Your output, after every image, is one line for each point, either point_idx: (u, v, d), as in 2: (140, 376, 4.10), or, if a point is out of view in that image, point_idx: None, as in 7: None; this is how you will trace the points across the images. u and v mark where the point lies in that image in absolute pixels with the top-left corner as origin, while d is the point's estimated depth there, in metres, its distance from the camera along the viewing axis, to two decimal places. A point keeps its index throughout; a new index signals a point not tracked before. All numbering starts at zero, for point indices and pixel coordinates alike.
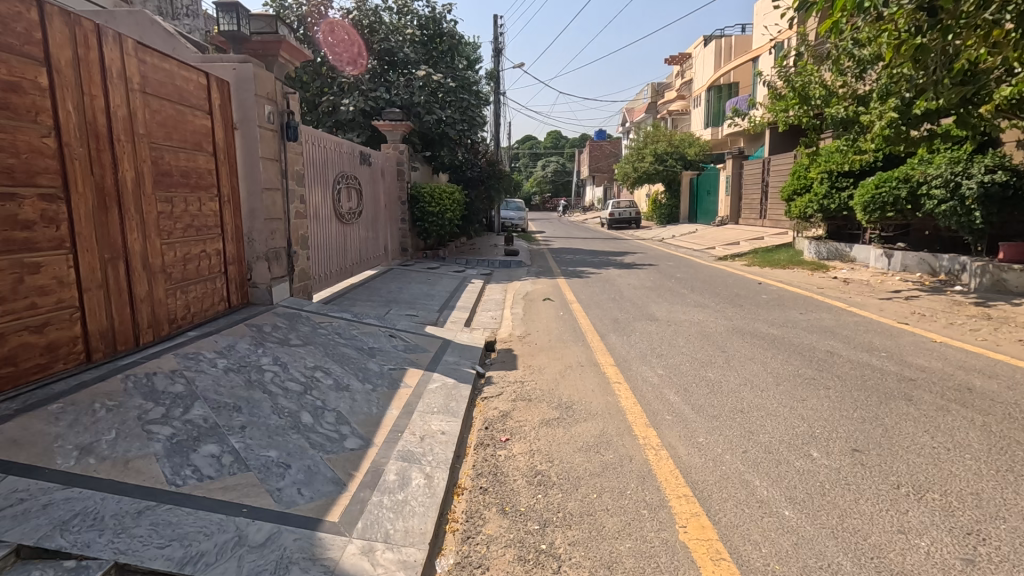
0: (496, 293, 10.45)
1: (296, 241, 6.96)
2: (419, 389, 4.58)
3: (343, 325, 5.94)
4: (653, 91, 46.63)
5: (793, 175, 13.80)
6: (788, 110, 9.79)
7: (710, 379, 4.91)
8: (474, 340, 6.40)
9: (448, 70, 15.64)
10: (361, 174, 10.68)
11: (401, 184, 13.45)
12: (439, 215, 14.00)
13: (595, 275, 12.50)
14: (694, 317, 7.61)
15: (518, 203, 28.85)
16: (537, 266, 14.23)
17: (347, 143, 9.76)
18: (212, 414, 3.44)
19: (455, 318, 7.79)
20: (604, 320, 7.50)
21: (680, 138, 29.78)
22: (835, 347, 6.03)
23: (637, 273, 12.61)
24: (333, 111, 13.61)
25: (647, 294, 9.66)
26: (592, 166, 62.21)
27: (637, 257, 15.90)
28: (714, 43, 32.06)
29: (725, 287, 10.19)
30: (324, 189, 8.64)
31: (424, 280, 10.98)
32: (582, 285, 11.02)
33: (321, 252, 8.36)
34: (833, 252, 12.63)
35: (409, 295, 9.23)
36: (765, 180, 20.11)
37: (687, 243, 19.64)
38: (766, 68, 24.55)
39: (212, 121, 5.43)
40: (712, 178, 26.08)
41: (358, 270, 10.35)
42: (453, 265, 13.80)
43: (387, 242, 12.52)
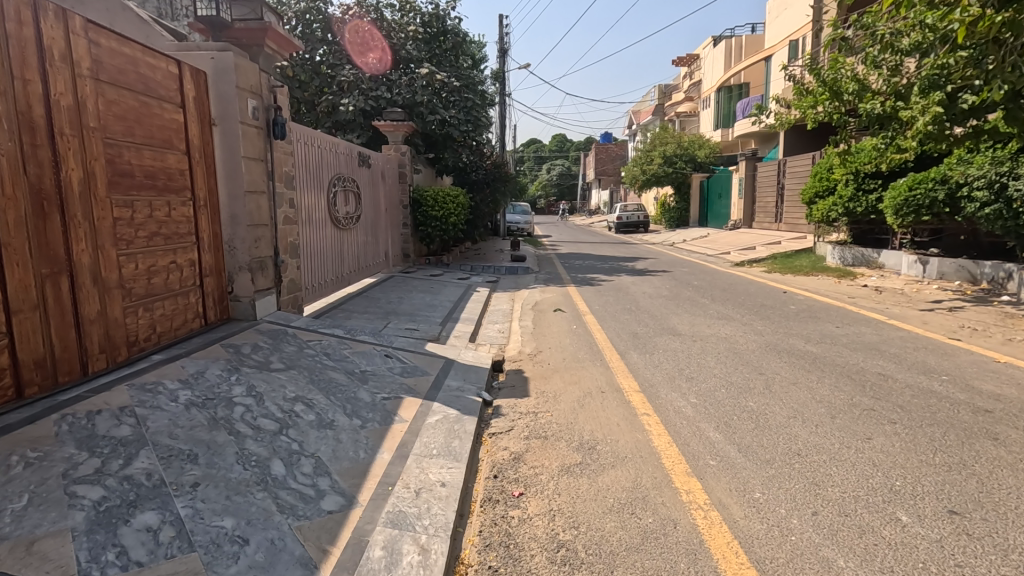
0: (503, 303, 9.81)
1: (285, 249, 6.35)
2: (416, 425, 3.92)
3: (334, 345, 5.31)
4: (660, 93, 45.97)
5: (815, 177, 13.14)
6: (816, 105, 9.10)
7: (753, 411, 4.26)
8: (481, 360, 5.76)
9: (451, 69, 15.05)
10: (360, 177, 10.09)
11: (403, 187, 12.87)
12: (443, 220, 13.39)
13: (606, 282, 11.84)
14: (720, 332, 6.95)
15: (524, 207, 28.20)
16: (545, 273, 13.58)
17: (345, 143, 9.18)
18: (159, 467, 2.80)
19: (458, 333, 7.15)
20: (622, 335, 6.85)
21: (689, 140, 29.03)
22: (887, 368, 5.34)
23: (652, 281, 11.94)
24: (333, 111, 13.03)
25: (664, 304, 8.99)
26: (598, 169, 61.57)
27: (649, 263, 15.24)
28: (725, 43, 31.35)
29: (749, 297, 9.51)
30: (319, 192, 8.02)
31: (427, 288, 10.35)
32: (595, 294, 10.35)
33: (315, 261, 7.76)
34: (859, 258, 11.94)
35: (410, 305, 8.60)
36: (780, 183, 19.41)
37: (700, 248, 18.93)
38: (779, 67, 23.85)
39: (185, 116, 4.82)
40: (723, 181, 25.37)
41: (356, 278, 9.72)
42: (457, 271, 13.17)
43: (387, 248, 11.91)
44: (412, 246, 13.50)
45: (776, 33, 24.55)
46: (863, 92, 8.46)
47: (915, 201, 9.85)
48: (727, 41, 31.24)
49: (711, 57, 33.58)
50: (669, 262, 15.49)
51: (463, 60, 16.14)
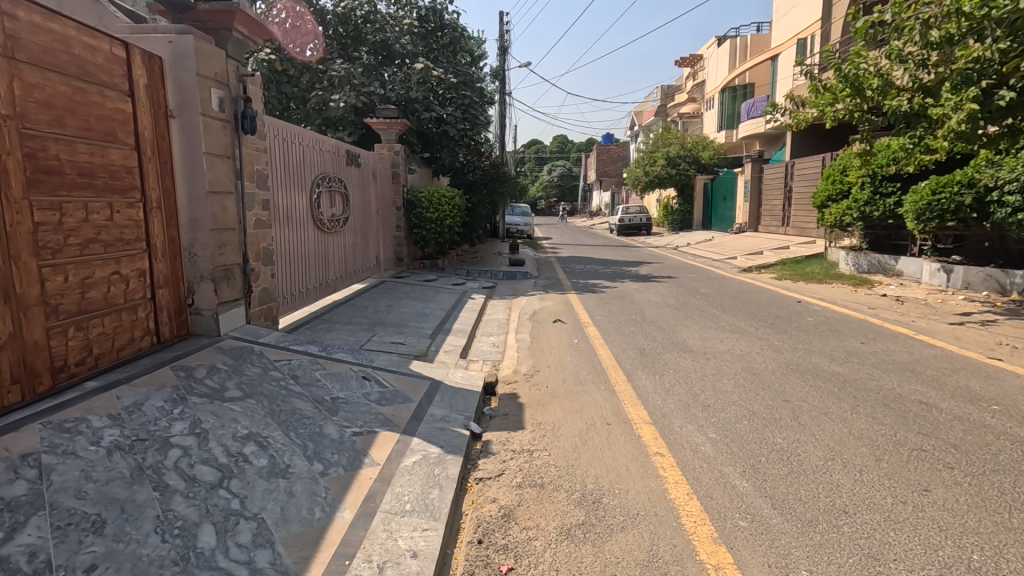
0: (499, 312, 9.22)
1: (257, 255, 5.77)
2: (389, 469, 3.32)
3: (304, 366, 4.71)
4: (663, 93, 45.40)
5: (828, 179, 12.57)
6: (835, 102, 8.47)
7: (783, 450, 3.67)
8: (472, 381, 5.16)
9: (448, 65, 14.48)
10: (349, 177, 9.52)
11: (396, 187, 12.31)
12: (439, 222, 12.81)
13: (609, 289, 11.26)
14: (734, 348, 6.36)
15: (524, 208, 27.61)
16: (545, 278, 12.99)
17: (333, 141, 8.61)
18: (49, 542, 2.22)
19: (449, 347, 6.56)
20: (627, 351, 6.25)
21: (693, 141, 28.18)
22: (927, 395, 4.75)
23: (656, 288, 11.35)
24: (323, 108, 12.42)
25: (672, 315, 8.39)
26: (599, 170, 61.00)
27: (653, 268, 14.65)
28: (730, 42, 30.75)
29: (762, 307, 8.91)
30: (300, 193, 7.43)
31: (419, 295, 9.76)
32: (597, 302, 9.77)
33: (295, 267, 7.19)
34: (875, 265, 11.47)
35: (399, 315, 8.00)
36: (788, 185, 18.81)
37: (705, 252, 18.33)
38: (787, 66, 23.25)
39: (134, 105, 4.24)
40: (728, 183, 24.80)
41: (342, 284, 9.14)
42: (453, 276, 12.60)
43: (379, 252, 11.34)
44: (406, 249, 12.91)
45: (784, 31, 23.95)
46: (887, 88, 7.85)
47: (940, 206, 9.25)
48: (732, 40, 30.65)
49: (716, 57, 32.96)
50: (673, 266, 14.89)
51: (461, 56, 15.56)
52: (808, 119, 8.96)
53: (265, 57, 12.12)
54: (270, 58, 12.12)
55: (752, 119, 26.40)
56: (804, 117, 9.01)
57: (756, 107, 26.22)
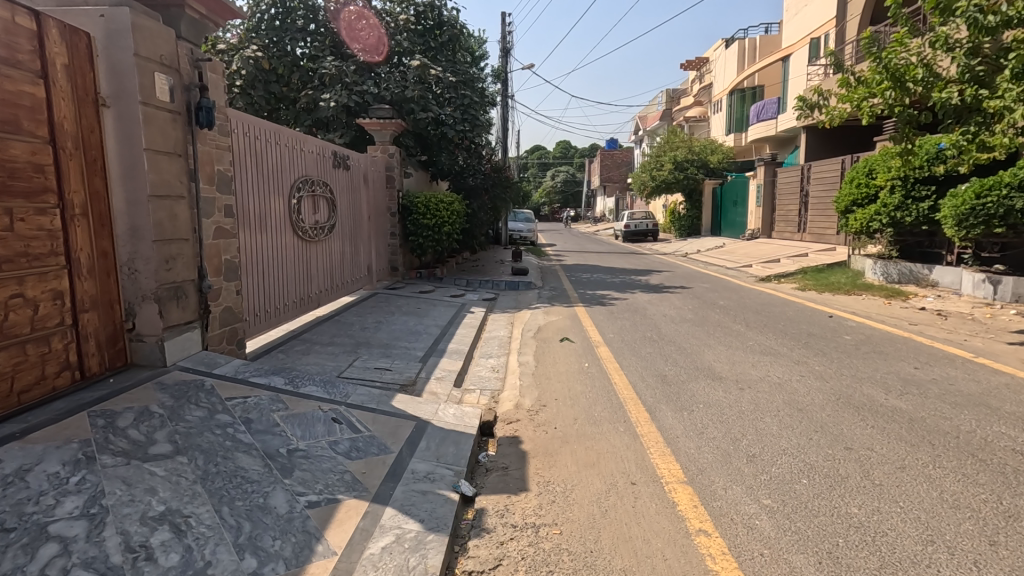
0: (499, 328, 8.40)
1: (218, 270, 4.97)
2: (349, 562, 2.51)
3: (262, 406, 3.90)
4: (668, 98, 44.63)
5: (852, 183, 11.76)
6: (873, 95, 7.48)
7: (863, 527, 2.84)
8: (465, 421, 4.34)
9: (447, 64, 13.73)
10: (337, 180, 8.77)
11: (390, 192, 11.61)
12: (436, 229, 12.02)
13: (619, 301, 10.43)
14: (769, 374, 5.53)
15: (527, 214, 26.80)
16: (550, 288, 12.19)
17: (318, 140, 7.86)
18: None
19: (441, 375, 5.74)
20: (647, 379, 5.43)
21: (701, 145, 27.52)
22: (1018, 440, 3.89)
23: (670, 299, 10.53)
24: (313, 108, 11.70)
25: (691, 332, 7.56)
26: (603, 175, 60.20)
27: (664, 277, 13.82)
28: (738, 44, 29.97)
29: (790, 322, 8.08)
30: (277, 197, 6.65)
31: (413, 309, 8.96)
32: (607, 317, 8.94)
33: (271, 281, 6.42)
34: (906, 274, 10.63)
35: (388, 333, 7.19)
36: (804, 189, 17.95)
37: (717, 260, 17.48)
38: (800, 66, 22.41)
39: (49, 88, 3.46)
40: (738, 187, 23.99)
41: (328, 299, 8.34)
42: (452, 286, 11.81)
43: (371, 261, 10.58)
44: (401, 258, 12.13)
45: (795, 31, 23.15)
46: (933, 80, 7.08)
47: (985, 210, 8.45)
48: (741, 41, 29.85)
49: (723, 59, 32.16)
50: (686, 275, 14.06)
51: (460, 56, 14.81)
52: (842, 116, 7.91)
53: (252, 54, 11.29)
54: (257, 56, 11.30)
55: (763, 122, 25.57)
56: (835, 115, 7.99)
57: (766, 109, 25.40)
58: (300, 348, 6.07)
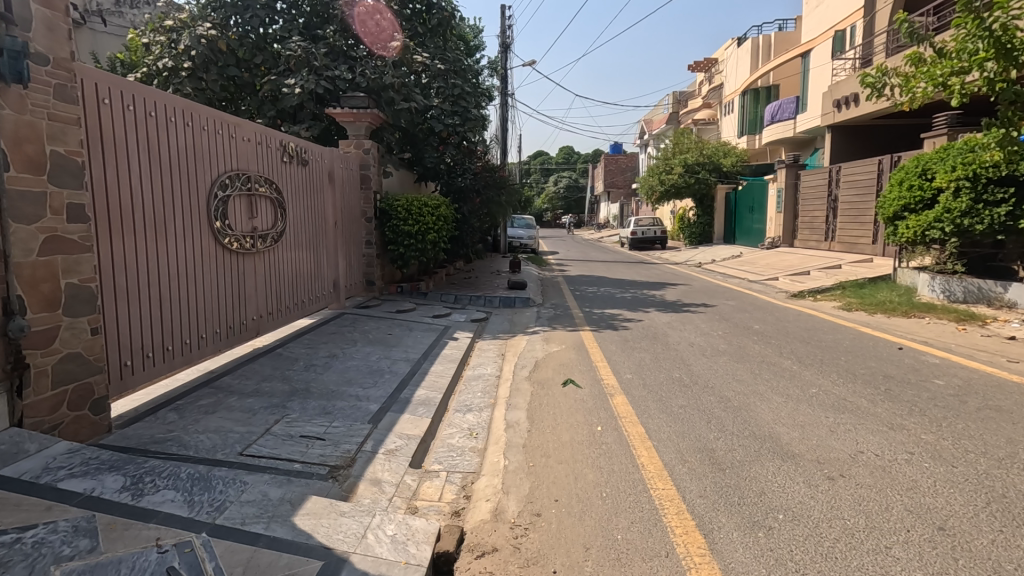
0: (485, 362, 6.74)
1: (53, 301, 3.35)
2: None
3: (43, 551, 2.25)
4: (675, 100, 43.13)
5: (904, 185, 10.13)
6: (968, 69, 5.98)
7: None
8: (409, 555, 2.66)
9: (435, 51, 12.15)
10: (289, 178, 7.18)
11: (367, 195, 10.06)
12: (420, 237, 10.38)
13: (632, 324, 8.79)
14: (861, 451, 3.86)
15: (526, 220, 25.13)
16: (551, 305, 10.58)
17: (257, 125, 6.26)
18: None
19: (394, 446, 4.07)
20: (688, 459, 3.76)
21: (713, 147, 25.75)
22: None
23: (693, 321, 8.89)
24: (277, 96, 10.20)
25: (730, 372, 5.89)
26: (608, 180, 58.59)
27: (680, 292, 12.18)
28: (751, 41, 28.33)
29: (852, 357, 6.43)
30: (187, 195, 5.01)
31: (381, 335, 7.32)
32: (621, 346, 7.30)
33: (172, 309, 4.78)
34: (974, 292, 9.00)
35: (338, 375, 5.54)
36: (833, 194, 16.27)
37: (736, 271, 15.79)
38: (823, 61, 20.74)
39: None
40: (754, 193, 22.31)
41: (271, 325, 6.68)
42: (437, 304, 10.20)
43: (339, 276, 8.96)
44: (379, 270, 10.51)
45: (816, 24, 21.51)
46: None
47: None
48: (754, 39, 28.21)
49: (735, 58, 30.53)
50: (704, 290, 12.42)
51: (451, 43, 13.22)
52: (929, 97, 6.51)
53: (204, 33, 9.70)
54: (210, 35, 9.70)
55: (780, 123, 23.93)
56: (918, 95, 6.56)
57: (784, 109, 23.80)
58: (204, 405, 4.41)
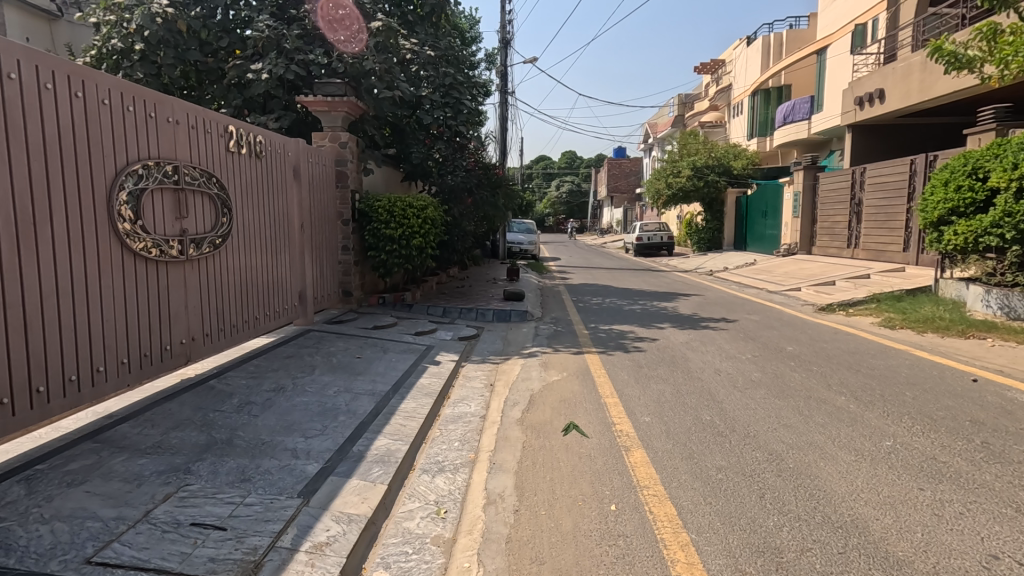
0: (470, 394, 5.54)
1: None
2: None
3: None
4: (680, 103, 42.06)
5: (950, 185, 8.99)
6: None
7: None
8: None
9: (426, 37, 11.07)
10: (240, 172, 6.05)
11: (343, 194, 8.95)
12: (403, 241, 9.19)
13: (644, 343, 7.61)
14: (995, 557, 2.66)
15: (526, 225, 23.89)
16: (552, 320, 9.39)
17: (192, 105, 5.13)
18: None
19: (323, 538, 2.88)
20: (746, 572, 2.57)
21: (723, 149, 24.56)
22: None
23: (716, 340, 7.69)
24: (244, 83, 9.17)
25: (773, 414, 4.69)
26: (611, 185, 57.43)
27: (694, 304, 11.00)
28: (762, 39, 27.16)
29: (920, 393, 5.20)
30: (77, 185, 3.88)
31: (346, 359, 6.16)
32: (633, 373, 6.10)
33: (46, 335, 3.63)
34: None
35: (277, 418, 4.35)
36: (856, 197, 15.07)
37: (752, 281, 14.58)
38: (840, 57, 19.62)
39: None
40: (766, 197, 21.14)
41: (211, 350, 5.50)
42: (422, 318, 9.02)
43: (308, 287, 7.80)
44: (357, 279, 9.36)
45: (833, 18, 20.34)
46: None
47: None
48: (765, 37, 27.04)
49: (745, 57, 29.38)
50: (721, 302, 11.23)
51: (445, 31, 12.14)
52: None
53: (159, 11, 8.53)
54: (167, 13, 8.55)
55: (794, 124, 22.78)
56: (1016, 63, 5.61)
57: (798, 109, 22.65)
58: (73, 470, 3.24)
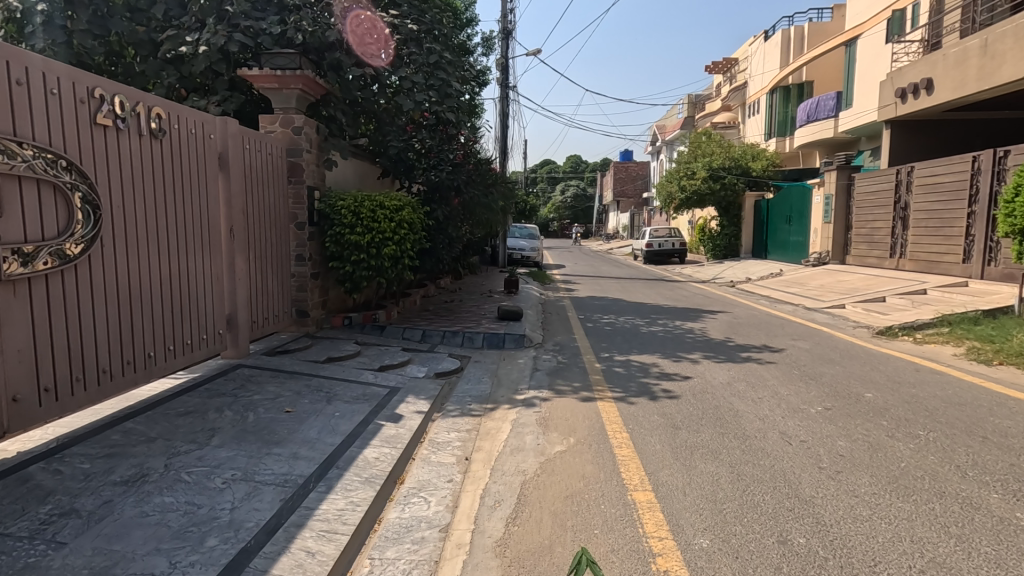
0: (433, 479, 3.78)
1: None
2: None
3: None
4: (690, 104, 40.34)
5: None
6: None
7: None
8: None
9: (408, 8, 9.41)
10: (121, 153, 4.33)
11: (297, 191, 7.27)
12: (373, 250, 7.47)
13: (671, 385, 5.86)
14: None
15: (529, 228, 22.05)
16: (554, 347, 7.64)
17: (14, 48, 3.43)
18: None
19: None
20: None
21: (740, 150, 22.86)
22: None
23: (767, 382, 5.92)
24: (181, 56, 7.52)
25: (906, 536, 2.93)
26: (617, 189, 55.75)
27: (724, 326, 9.26)
28: (782, 33, 25.38)
29: None
30: None
31: (267, 418, 4.41)
32: (666, 438, 4.36)
33: None
34: None
35: (96, 550, 2.61)
36: (901, 200, 13.30)
37: (784, 294, 12.83)
38: (874, 47, 17.88)
39: None
40: (790, 200, 19.36)
41: (58, 411, 3.77)
42: (394, 345, 7.29)
43: (244, 309, 6.07)
44: (317, 295, 7.66)
45: (865, 6, 18.61)
46: None
47: None
48: (784, 30, 25.27)
49: (762, 53, 27.59)
50: (756, 323, 9.47)
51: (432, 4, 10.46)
52: None
53: None
54: None
55: (819, 122, 21.01)
56: None
57: (823, 106, 20.88)
58: None
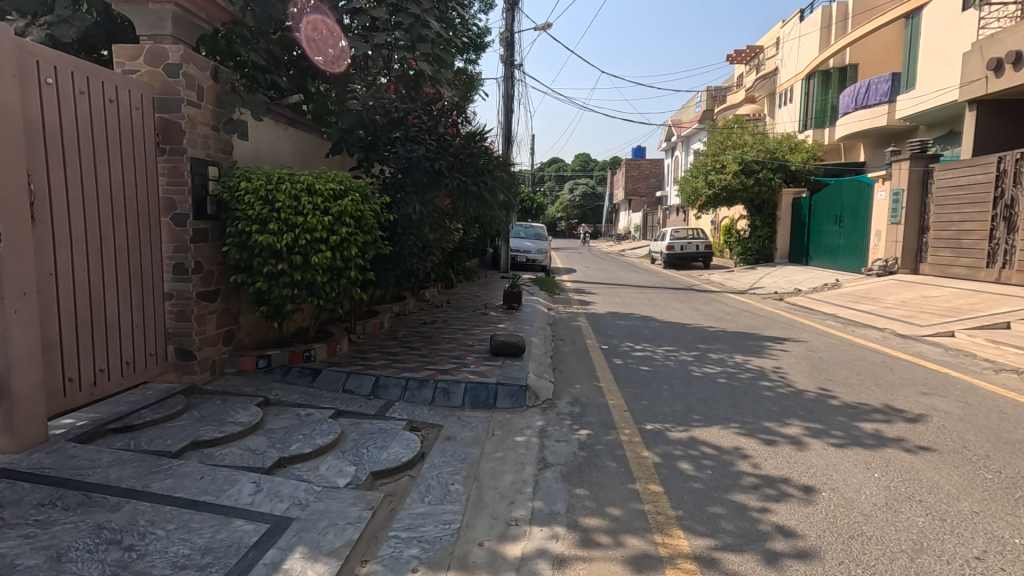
0: None
1: None
2: None
3: None
4: (710, 97, 37.49)
5: None
6: None
7: None
8: None
9: None
10: None
11: (173, 164, 4.66)
12: (295, 256, 4.88)
13: (787, 512, 3.21)
14: None
15: (535, 228, 19.37)
16: (571, 409, 5.00)
17: None
18: None
19: None
20: None
21: (775, 142, 20.09)
22: None
23: (963, 509, 3.25)
24: None
25: None
26: (628, 187, 52.96)
27: (809, 367, 6.57)
28: (821, 11, 22.56)
29: None
30: None
31: None
32: None
33: None
34: None
35: None
36: (1004, 195, 10.69)
37: (857, 313, 10.14)
38: (947, 15, 15.15)
39: None
40: (839, 197, 16.67)
41: None
42: (323, 406, 4.65)
43: (35, 365, 3.43)
44: (214, 325, 5.06)
45: None
46: None
47: None
48: (825, 8, 22.46)
49: (797, 35, 24.79)
50: (850, 362, 6.78)
51: None
52: None
53: None
54: None
55: (868, 108, 18.20)
56: None
57: (874, 90, 18.05)
58: None
